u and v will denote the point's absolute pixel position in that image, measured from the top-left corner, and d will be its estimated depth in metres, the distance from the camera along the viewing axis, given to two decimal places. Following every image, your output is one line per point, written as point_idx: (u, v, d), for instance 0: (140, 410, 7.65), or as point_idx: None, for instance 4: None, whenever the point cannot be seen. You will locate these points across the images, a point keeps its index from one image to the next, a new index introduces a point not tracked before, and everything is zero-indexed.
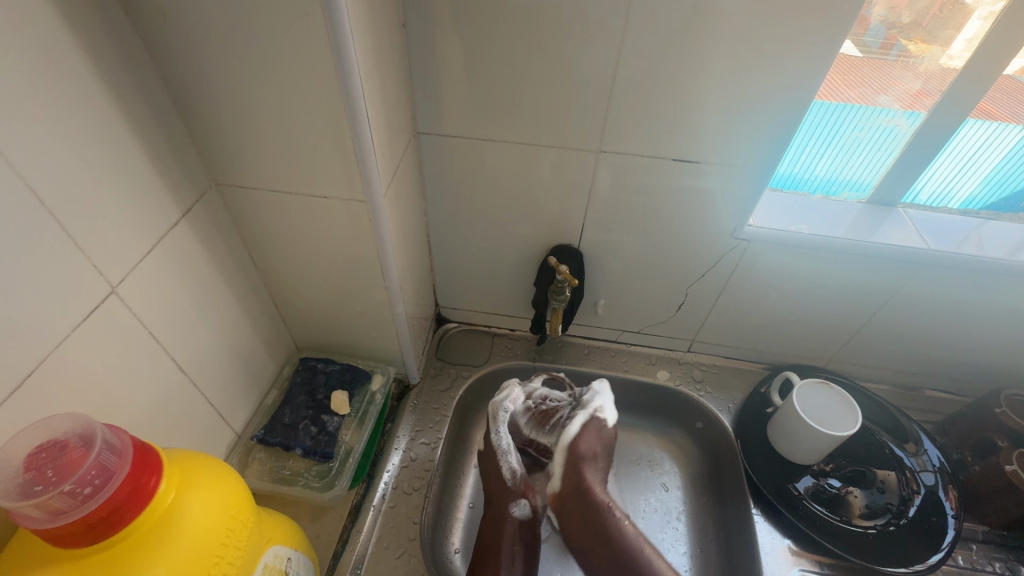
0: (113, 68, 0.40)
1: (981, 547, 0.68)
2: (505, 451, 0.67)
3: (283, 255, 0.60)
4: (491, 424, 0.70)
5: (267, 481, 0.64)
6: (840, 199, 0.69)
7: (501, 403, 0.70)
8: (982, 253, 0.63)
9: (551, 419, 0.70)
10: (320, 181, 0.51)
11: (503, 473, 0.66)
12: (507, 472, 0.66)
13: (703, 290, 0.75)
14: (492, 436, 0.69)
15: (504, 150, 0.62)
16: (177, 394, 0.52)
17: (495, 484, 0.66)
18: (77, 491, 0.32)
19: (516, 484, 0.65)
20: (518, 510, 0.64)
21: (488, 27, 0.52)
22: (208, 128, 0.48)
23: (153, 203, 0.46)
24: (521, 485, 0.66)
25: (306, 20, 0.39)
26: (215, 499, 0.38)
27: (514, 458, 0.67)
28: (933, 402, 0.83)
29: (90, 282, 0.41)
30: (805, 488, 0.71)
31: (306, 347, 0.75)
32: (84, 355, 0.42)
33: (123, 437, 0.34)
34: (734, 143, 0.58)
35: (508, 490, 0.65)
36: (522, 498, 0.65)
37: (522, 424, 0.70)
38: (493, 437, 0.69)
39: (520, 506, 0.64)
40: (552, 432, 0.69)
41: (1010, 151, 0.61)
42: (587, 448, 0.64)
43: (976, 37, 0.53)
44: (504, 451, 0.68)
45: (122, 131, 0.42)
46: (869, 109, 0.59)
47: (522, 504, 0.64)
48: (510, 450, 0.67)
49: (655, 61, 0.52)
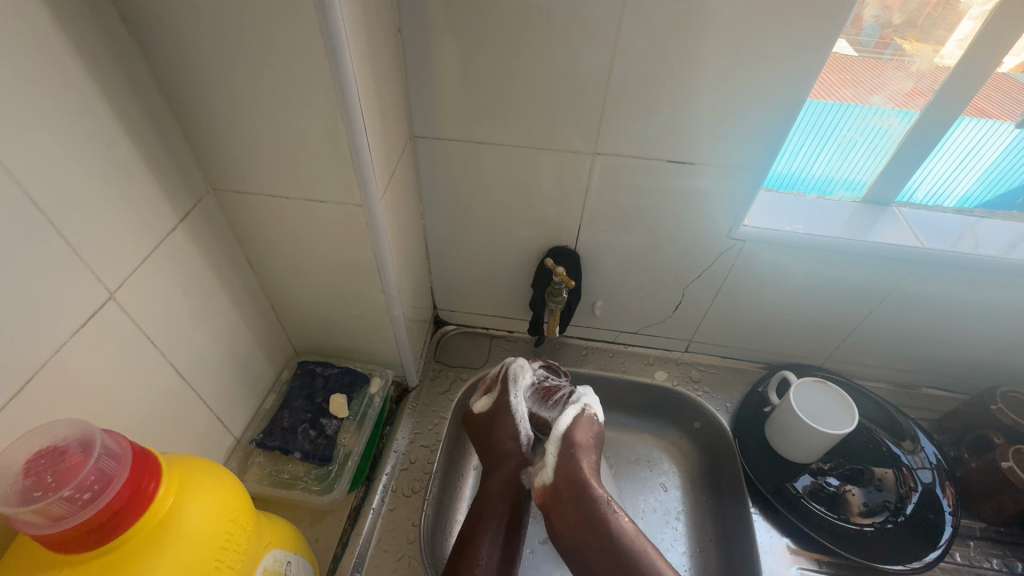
0: (110, 76, 0.40)
1: (978, 544, 0.68)
2: (522, 417, 0.67)
3: (280, 259, 0.61)
4: (506, 387, 0.68)
5: (266, 485, 0.64)
6: (834, 199, 0.69)
7: (517, 372, 0.69)
8: (977, 251, 0.64)
9: (554, 396, 0.69)
10: (316, 186, 0.51)
11: (520, 440, 0.66)
12: (523, 439, 0.66)
13: (700, 290, 0.75)
14: (511, 399, 0.67)
15: (500, 153, 0.63)
16: (175, 398, 0.52)
17: (510, 445, 0.66)
18: (76, 497, 0.31)
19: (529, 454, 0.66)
20: (528, 478, 0.66)
21: (483, 31, 0.52)
22: (204, 134, 0.48)
23: (150, 208, 0.46)
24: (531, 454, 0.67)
25: (303, 27, 0.39)
26: (215, 504, 0.38)
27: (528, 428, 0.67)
28: (929, 400, 0.84)
29: (88, 289, 0.41)
30: (802, 486, 0.71)
31: (305, 351, 0.75)
32: (82, 361, 0.42)
33: (121, 442, 0.34)
34: (728, 144, 0.58)
35: (519, 456, 0.66)
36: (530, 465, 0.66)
37: (529, 397, 0.70)
38: (511, 399, 0.68)
39: (528, 476, 0.66)
40: (554, 408, 0.69)
41: (1005, 148, 0.61)
42: (582, 439, 0.62)
43: (967, 37, 0.53)
44: (521, 417, 0.67)
45: (118, 138, 0.42)
46: (862, 108, 0.60)
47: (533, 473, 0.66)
48: (524, 418, 0.67)
49: (649, 64, 0.53)
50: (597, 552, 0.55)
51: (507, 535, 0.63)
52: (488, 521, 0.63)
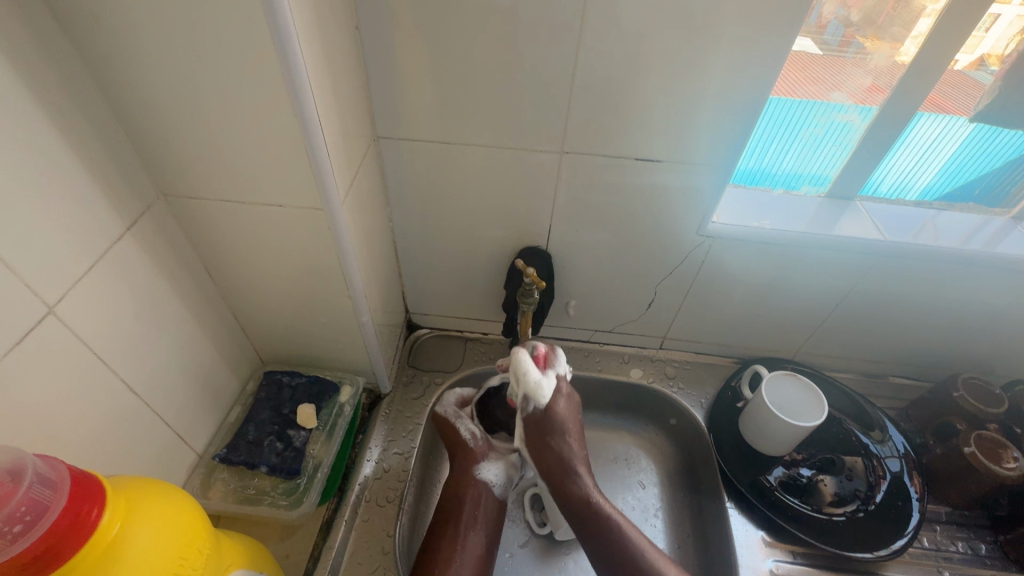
0: (43, 78, 0.38)
1: (945, 528, 0.70)
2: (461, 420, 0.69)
3: (240, 267, 0.58)
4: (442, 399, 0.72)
5: (230, 502, 0.62)
6: (799, 194, 0.70)
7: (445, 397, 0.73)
8: (937, 243, 0.66)
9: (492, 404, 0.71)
10: (274, 190, 0.49)
11: (463, 436, 0.68)
12: (467, 434, 0.68)
13: (673, 286, 0.75)
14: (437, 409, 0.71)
15: (466, 153, 0.61)
16: (127, 416, 0.50)
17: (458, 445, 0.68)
18: (6, 530, 0.29)
19: (477, 447, 0.67)
20: (486, 474, 0.65)
21: (444, 27, 0.51)
22: (151, 138, 0.46)
23: (93, 216, 0.44)
24: (481, 447, 0.67)
25: (250, 25, 0.38)
26: (165, 528, 0.37)
27: (471, 423, 0.69)
28: (896, 388, 0.86)
29: (23, 303, 0.39)
30: (776, 479, 0.72)
31: (272, 361, 0.73)
32: (20, 380, 0.39)
33: (57, 468, 0.32)
34: (693, 143, 0.58)
35: (469, 453, 0.67)
36: (485, 463, 0.66)
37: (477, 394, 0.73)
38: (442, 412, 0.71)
39: (488, 470, 0.66)
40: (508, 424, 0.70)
41: (963, 142, 0.63)
42: (562, 428, 0.63)
43: (922, 35, 0.54)
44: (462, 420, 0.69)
45: (54, 143, 0.39)
46: (824, 104, 0.60)
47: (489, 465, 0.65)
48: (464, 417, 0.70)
49: (613, 61, 0.52)
50: (584, 536, 0.60)
51: (473, 533, 0.61)
52: (452, 517, 0.62)
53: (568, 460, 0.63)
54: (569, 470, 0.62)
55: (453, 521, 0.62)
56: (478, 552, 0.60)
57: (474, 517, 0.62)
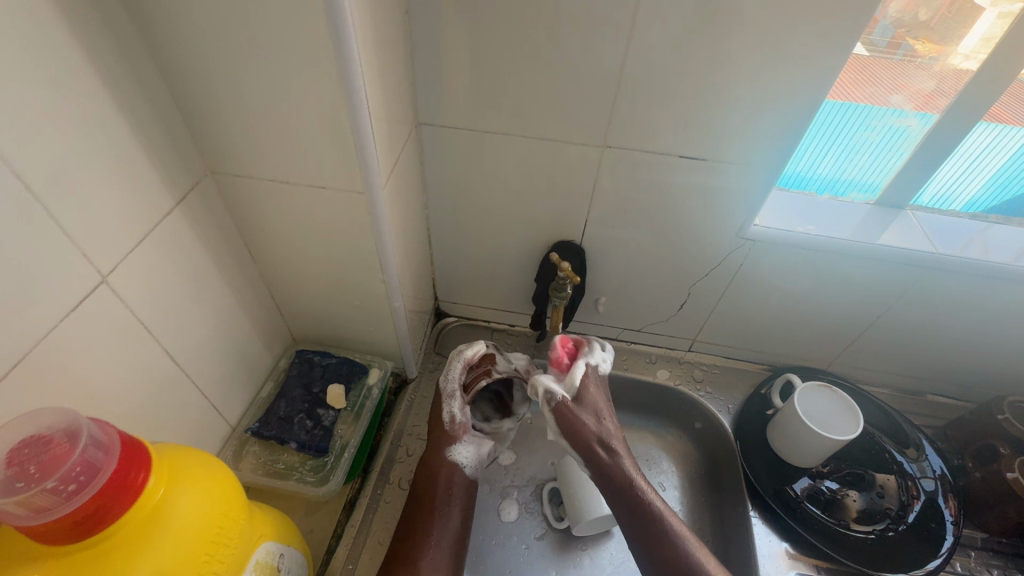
0: (105, 54, 0.39)
1: (979, 554, 0.68)
2: (450, 396, 0.67)
3: (280, 246, 0.59)
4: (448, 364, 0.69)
5: (259, 474, 0.63)
6: (847, 200, 0.68)
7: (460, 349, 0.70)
8: (988, 258, 0.62)
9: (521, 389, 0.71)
10: (318, 173, 0.50)
11: (444, 417, 0.67)
12: (448, 416, 0.67)
13: (707, 289, 0.74)
14: (440, 379, 0.68)
15: (506, 143, 0.61)
16: (167, 384, 0.51)
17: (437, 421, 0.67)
18: (61, 488, 0.31)
19: (453, 430, 0.66)
20: (457, 456, 0.65)
21: (492, 15, 0.50)
22: (203, 116, 0.47)
23: (146, 190, 0.45)
24: (458, 430, 0.66)
25: (304, 8, 0.38)
26: (205, 496, 0.38)
27: (458, 405, 0.67)
28: (934, 407, 0.83)
29: (79, 271, 0.40)
30: (801, 489, 0.71)
31: (304, 339, 0.74)
32: (73, 345, 0.41)
33: (109, 432, 0.33)
34: (740, 143, 0.57)
35: (445, 435, 0.66)
36: (460, 444, 0.66)
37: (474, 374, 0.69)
38: (442, 379, 0.69)
39: (461, 453, 0.66)
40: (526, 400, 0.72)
41: (1014, 155, 0.59)
42: (597, 407, 0.64)
43: (991, 38, 0.51)
44: (450, 395, 0.67)
45: (112, 117, 0.41)
46: (880, 109, 0.58)
47: (462, 448, 0.65)
48: (456, 395, 0.67)
49: (664, 56, 0.51)
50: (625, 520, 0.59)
51: (452, 513, 0.63)
52: (430, 498, 0.63)
53: (605, 442, 0.62)
54: (607, 451, 0.61)
55: (430, 497, 0.63)
56: (453, 528, 0.62)
57: (449, 493, 0.63)
